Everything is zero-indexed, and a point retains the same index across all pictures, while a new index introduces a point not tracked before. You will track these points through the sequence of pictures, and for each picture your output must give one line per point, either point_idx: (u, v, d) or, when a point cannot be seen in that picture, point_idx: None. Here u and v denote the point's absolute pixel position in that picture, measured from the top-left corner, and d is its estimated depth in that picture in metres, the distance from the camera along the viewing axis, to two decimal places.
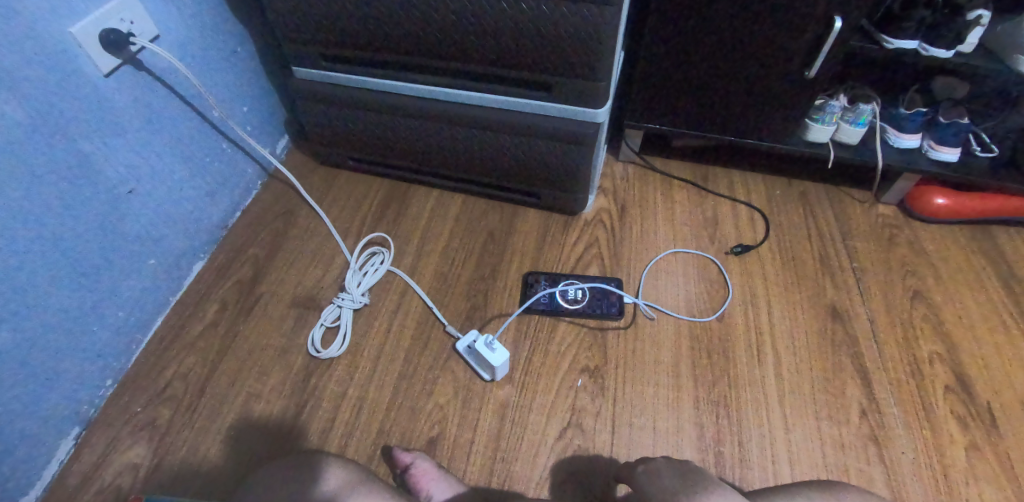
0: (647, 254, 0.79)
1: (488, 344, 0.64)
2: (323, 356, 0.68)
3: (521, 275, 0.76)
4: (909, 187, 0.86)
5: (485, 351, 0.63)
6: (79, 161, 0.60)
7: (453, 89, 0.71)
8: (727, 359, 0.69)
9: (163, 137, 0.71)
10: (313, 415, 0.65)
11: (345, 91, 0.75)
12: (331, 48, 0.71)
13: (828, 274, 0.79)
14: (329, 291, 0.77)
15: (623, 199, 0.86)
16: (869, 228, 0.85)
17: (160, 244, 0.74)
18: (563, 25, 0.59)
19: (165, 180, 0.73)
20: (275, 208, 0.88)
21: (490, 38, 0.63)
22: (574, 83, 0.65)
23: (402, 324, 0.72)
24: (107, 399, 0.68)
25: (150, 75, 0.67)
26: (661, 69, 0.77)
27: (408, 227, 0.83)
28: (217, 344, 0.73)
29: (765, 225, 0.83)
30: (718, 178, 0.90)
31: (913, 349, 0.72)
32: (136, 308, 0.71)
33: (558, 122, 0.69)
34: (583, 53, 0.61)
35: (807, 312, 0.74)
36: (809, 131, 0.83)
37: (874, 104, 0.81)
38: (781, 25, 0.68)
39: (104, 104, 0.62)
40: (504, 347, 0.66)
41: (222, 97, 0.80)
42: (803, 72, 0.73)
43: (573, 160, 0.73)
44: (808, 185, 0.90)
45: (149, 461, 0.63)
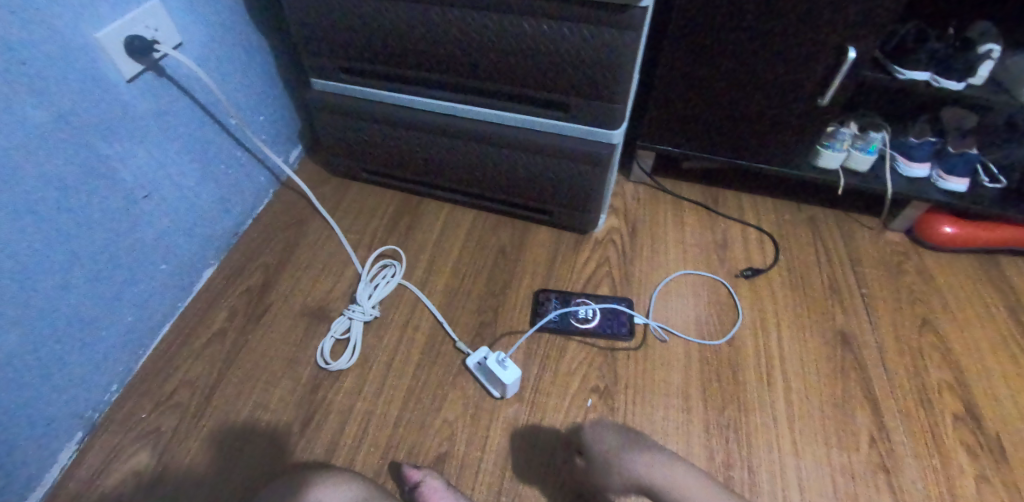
0: (658, 274, 0.79)
1: (499, 361, 0.64)
2: (332, 368, 0.68)
3: (532, 292, 0.76)
4: (917, 215, 0.86)
5: (496, 368, 0.63)
6: (97, 166, 0.61)
7: (471, 106, 0.71)
8: (737, 383, 0.68)
9: (181, 143, 0.72)
10: (320, 427, 0.65)
11: (362, 103, 0.76)
12: (351, 62, 0.72)
13: (837, 300, 0.79)
14: (340, 302, 0.77)
15: (634, 219, 0.87)
16: (878, 255, 0.85)
17: (173, 249, 0.74)
18: (584, 46, 0.60)
19: (181, 186, 0.73)
20: (287, 218, 0.88)
21: (510, 56, 0.64)
22: (591, 104, 0.66)
23: (411, 337, 0.71)
24: (112, 404, 0.68)
25: (171, 81, 0.68)
26: (675, 94, 0.78)
27: (420, 240, 0.83)
28: (225, 352, 0.72)
29: (775, 249, 0.84)
30: (728, 201, 0.91)
31: (921, 377, 0.72)
32: (146, 312, 0.71)
33: (573, 141, 0.70)
34: (601, 74, 0.62)
35: (817, 338, 0.74)
36: (819, 157, 0.83)
37: (883, 133, 0.83)
38: (795, 53, 0.69)
39: (125, 109, 0.63)
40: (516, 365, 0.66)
41: (241, 106, 0.81)
42: (817, 99, 0.74)
43: (586, 179, 0.73)
44: (817, 210, 0.91)
45: (153, 470, 0.63)
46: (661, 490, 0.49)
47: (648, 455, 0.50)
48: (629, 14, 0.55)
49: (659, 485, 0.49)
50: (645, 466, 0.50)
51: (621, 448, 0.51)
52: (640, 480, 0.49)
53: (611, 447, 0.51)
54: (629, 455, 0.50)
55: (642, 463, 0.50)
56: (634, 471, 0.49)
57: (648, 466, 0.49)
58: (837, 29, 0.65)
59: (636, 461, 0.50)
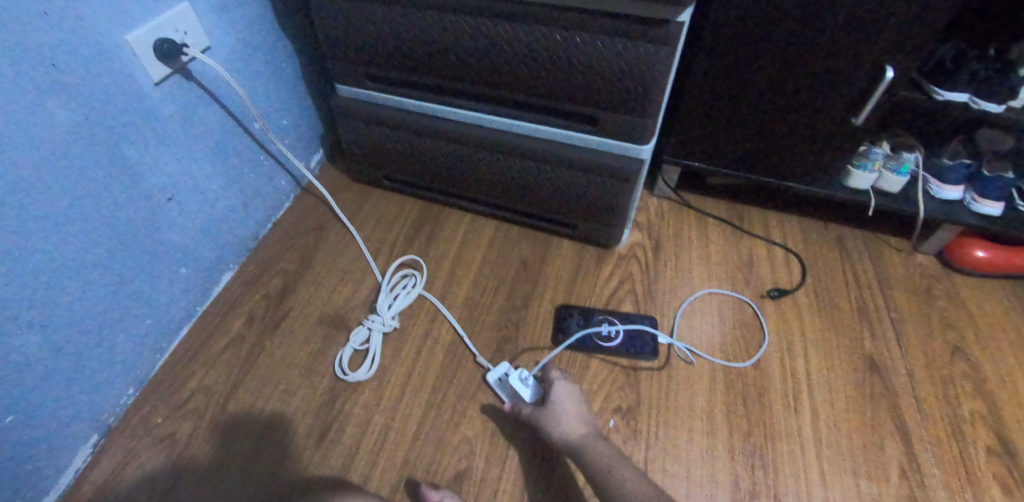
0: (682, 292, 0.78)
1: (522, 379, 0.63)
2: (350, 379, 0.67)
3: (553, 307, 0.75)
4: (948, 238, 0.84)
5: (518, 386, 0.63)
6: (122, 169, 0.60)
7: (498, 117, 0.70)
8: (762, 407, 0.67)
9: (206, 146, 0.71)
10: (336, 439, 0.64)
11: (388, 111, 0.75)
12: (378, 69, 0.71)
13: (865, 323, 0.77)
14: (358, 311, 0.76)
15: (658, 234, 0.85)
16: (908, 278, 0.83)
17: (193, 253, 0.73)
18: (618, 60, 0.59)
19: (203, 190, 0.73)
20: (307, 223, 0.88)
21: (541, 68, 0.63)
22: (622, 118, 0.64)
23: (431, 350, 0.71)
24: (128, 408, 0.67)
25: (198, 85, 0.68)
26: (705, 109, 0.77)
27: (441, 250, 0.83)
28: (242, 358, 0.72)
29: (801, 270, 0.82)
30: (753, 218, 0.89)
31: (953, 407, 0.69)
32: (165, 316, 0.71)
33: (601, 156, 0.69)
34: (633, 89, 0.61)
35: (845, 363, 0.72)
36: (850, 176, 0.82)
37: (917, 154, 0.82)
38: (831, 71, 0.67)
39: (152, 112, 0.62)
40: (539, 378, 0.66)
41: (266, 110, 0.80)
42: (850, 118, 0.72)
43: (613, 194, 0.72)
44: (845, 230, 0.89)
45: (168, 476, 0.62)
46: (567, 443, 0.55)
47: (574, 416, 0.57)
48: (666, 28, 0.54)
49: (568, 438, 0.55)
50: (564, 422, 0.57)
51: (557, 399, 0.59)
52: (555, 427, 0.57)
53: (549, 397, 0.59)
54: (557, 407, 0.58)
55: (564, 417, 0.57)
56: (555, 419, 0.57)
57: (568, 419, 0.57)
58: (875, 48, 0.63)
59: (560, 414, 0.57)
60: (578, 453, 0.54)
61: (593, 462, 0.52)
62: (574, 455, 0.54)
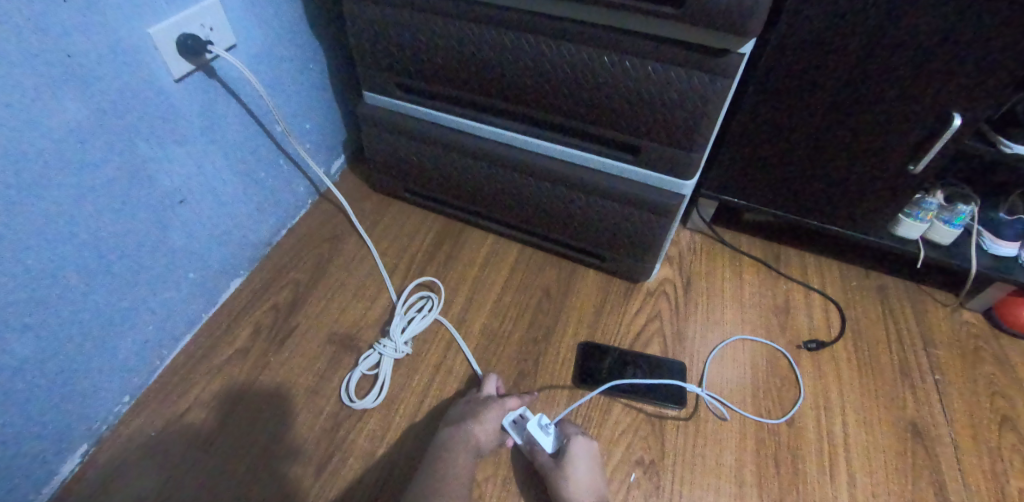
0: (712, 337, 0.74)
1: (542, 426, 0.59)
2: (357, 406, 0.64)
3: (576, 343, 0.71)
4: (999, 296, 0.78)
5: (538, 434, 0.58)
6: (134, 168, 0.57)
7: (532, 138, 0.66)
8: (794, 471, 0.62)
9: (223, 148, 0.68)
10: (338, 471, 0.60)
11: (415, 123, 0.72)
12: (409, 80, 0.68)
13: (908, 384, 0.71)
14: (371, 332, 0.73)
15: (688, 271, 0.82)
16: (954, 336, 0.78)
17: (203, 257, 0.70)
18: (668, 90, 0.54)
19: (217, 192, 0.69)
20: (323, 232, 0.84)
21: (583, 93, 0.58)
22: (666, 151, 0.59)
23: (444, 381, 0.67)
24: (122, 417, 0.64)
25: (221, 84, 0.65)
26: (751, 143, 0.73)
27: (461, 272, 0.79)
28: (245, 372, 0.68)
29: (839, 320, 0.77)
30: (790, 260, 0.85)
31: (1003, 484, 0.63)
32: (167, 322, 0.67)
33: (640, 188, 0.64)
34: (682, 121, 0.56)
35: (884, 426, 0.67)
36: (899, 225, 0.77)
37: (973, 205, 0.74)
38: (894, 114, 0.63)
39: (169, 109, 0.59)
40: (559, 423, 0.61)
41: (289, 112, 0.77)
42: (908, 166, 0.67)
43: (648, 229, 0.68)
44: (887, 280, 0.84)
45: (156, 496, 0.58)
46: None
47: (588, 487, 0.55)
48: (726, 59, 0.50)
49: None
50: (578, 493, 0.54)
51: (575, 466, 0.55)
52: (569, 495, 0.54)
53: (567, 462, 0.56)
54: (573, 474, 0.55)
55: (578, 489, 0.54)
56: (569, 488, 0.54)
57: (582, 490, 0.54)
58: (945, 93, 0.58)
59: (576, 484, 0.54)
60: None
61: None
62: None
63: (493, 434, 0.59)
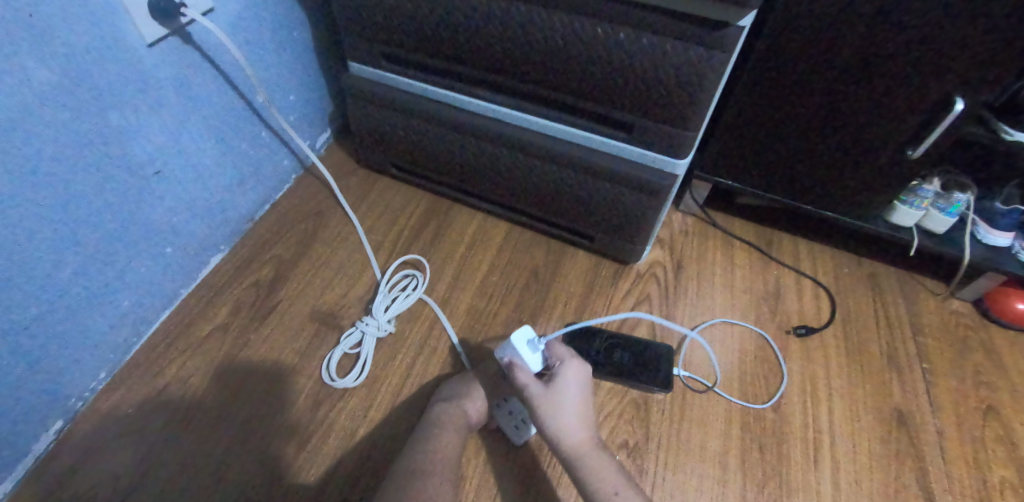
0: (700, 321, 0.73)
1: (531, 342, 0.57)
2: (338, 385, 0.63)
3: (563, 324, 0.70)
4: (990, 287, 0.77)
5: (524, 348, 0.57)
6: (106, 136, 0.54)
7: (523, 114, 0.64)
8: (777, 457, 0.62)
9: (201, 117, 0.65)
10: (318, 450, 0.59)
11: (402, 95, 0.69)
12: (397, 50, 0.65)
13: (895, 372, 0.71)
14: (353, 310, 0.71)
15: (679, 254, 0.81)
16: (944, 325, 0.77)
17: (181, 231, 0.68)
18: (664, 64, 0.52)
19: (195, 164, 0.67)
20: (307, 208, 0.82)
21: (575, 65, 0.56)
22: (660, 128, 0.57)
23: (428, 361, 0.66)
24: (98, 393, 0.62)
25: (197, 50, 0.62)
26: (746, 124, 0.71)
27: (447, 251, 0.78)
28: (225, 349, 0.67)
29: (829, 307, 0.77)
30: (783, 245, 0.84)
31: (985, 473, 0.63)
32: (144, 296, 0.65)
33: (632, 167, 0.62)
34: (677, 98, 0.54)
35: (870, 413, 0.67)
36: (894, 212, 0.76)
37: (970, 194, 0.74)
38: (895, 96, 0.61)
39: (142, 75, 0.56)
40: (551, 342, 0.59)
41: (271, 82, 0.74)
42: (906, 150, 0.66)
43: (639, 210, 0.66)
44: (878, 267, 0.83)
45: (133, 474, 0.57)
46: (562, 444, 0.51)
47: (574, 416, 0.53)
48: (725, 33, 0.47)
49: (565, 440, 0.51)
50: (564, 422, 0.52)
51: (564, 395, 0.53)
52: (555, 424, 0.52)
53: (554, 389, 0.54)
54: (560, 402, 0.53)
55: (564, 418, 0.52)
56: (555, 416, 0.52)
57: (570, 410, 0.53)
58: (949, 76, 0.56)
59: (563, 410, 0.52)
60: (573, 461, 0.50)
61: (588, 477, 0.49)
62: (568, 461, 0.51)
63: (484, 414, 0.58)
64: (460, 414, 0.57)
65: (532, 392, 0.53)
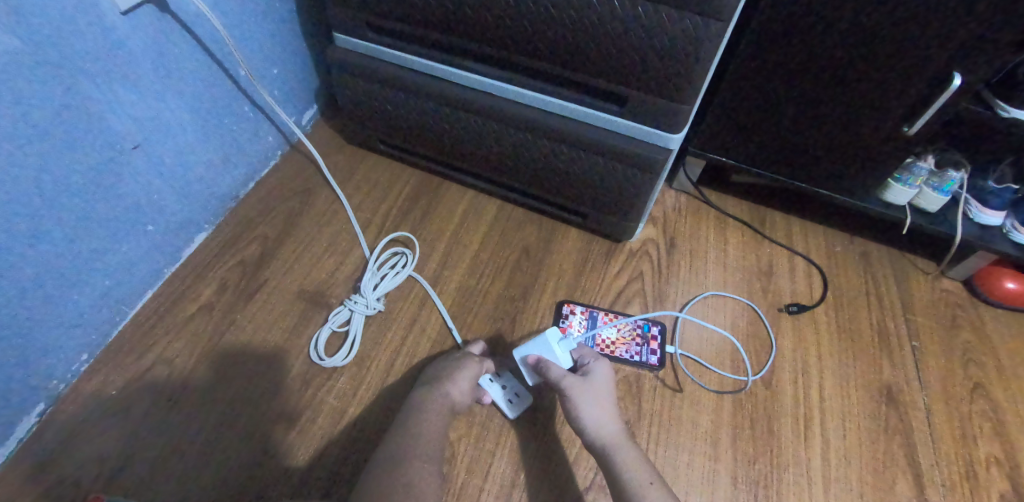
0: (693, 299, 0.72)
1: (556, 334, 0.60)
2: (326, 364, 0.62)
3: (555, 302, 0.70)
4: (981, 266, 0.77)
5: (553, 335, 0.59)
6: (81, 109, 0.52)
7: (513, 86, 0.62)
8: (768, 432, 0.62)
9: (181, 91, 0.63)
10: (308, 429, 0.59)
11: (390, 69, 0.67)
12: (384, 21, 0.63)
13: (885, 348, 0.71)
14: (341, 288, 0.70)
15: (672, 232, 0.80)
16: (934, 303, 0.77)
17: (162, 209, 0.66)
18: (658, 33, 0.50)
19: (176, 140, 0.64)
20: (293, 185, 0.80)
21: (568, 36, 0.54)
22: (653, 101, 0.56)
23: (417, 338, 0.66)
24: (81, 375, 0.61)
25: (175, 19, 0.59)
26: (742, 100, 0.69)
27: (437, 229, 0.76)
28: (210, 329, 0.65)
29: (822, 285, 0.76)
30: (776, 224, 0.83)
31: (971, 448, 0.64)
32: (126, 277, 0.63)
33: (625, 141, 0.61)
34: (671, 70, 0.52)
35: (860, 390, 0.67)
36: (888, 191, 0.75)
37: (963, 172, 0.73)
38: (891, 71, 0.59)
39: (116, 45, 0.53)
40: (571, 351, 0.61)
41: (253, 55, 0.71)
42: (901, 128, 0.65)
43: (632, 185, 0.65)
44: (870, 245, 0.83)
45: (118, 455, 0.56)
46: (597, 436, 0.52)
47: (608, 411, 0.53)
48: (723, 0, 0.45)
49: (601, 431, 0.52)
50: (599, 415, 0.53)
51: (598, 387, 0.55)
52: (592, 414, 0.52)
53: (590, 383, 0.55)
54: (595, 395, 0.54)
55: (599, 411, 0.53)
56: (591, 408, 0.53)
57: (603, 405, 0.54)
58: (947, 50, 0.55)
59: (598, 404, 0.53)
60: (614, 452, 0.50)
61: (623, 467, 0.49)
62: (602, 452, 0.51)
63: (469, 394, 0.58)
64: (438, 392, 0.56)
65: (567, 384, 0.54)
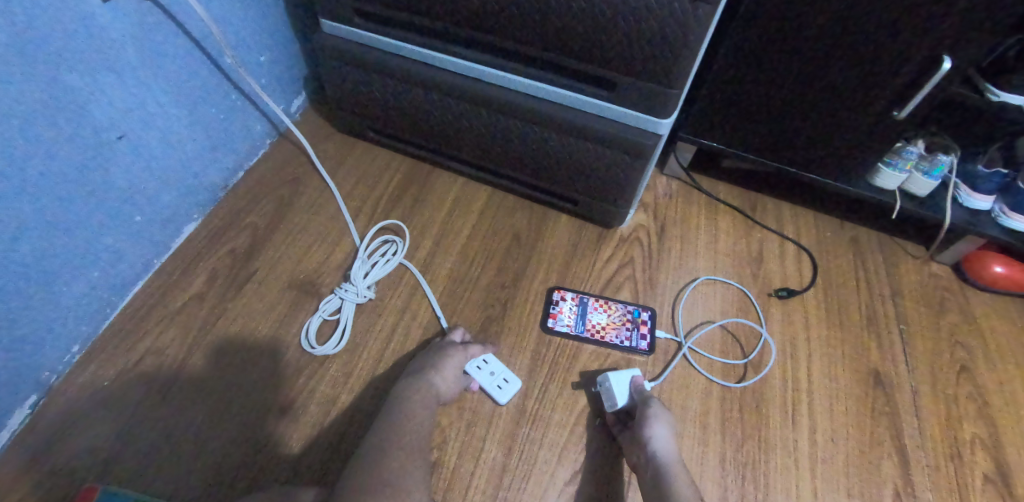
0: (683, 284, 0.73)
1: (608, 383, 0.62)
2: (317, 352, 0.62)
3: (545, 288, 0.70)
4: (969, 250, 0.78)
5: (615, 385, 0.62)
6: (63, 99, 0.51)
7: (503, 72, 0.62)
8: (756, 415, 0.63)
9: (167, 80, 0.62)
10: (300, 417, 0.59)
11: (378, 56, 0.66)
12: (371, 6, 0.62)
13: (873, 332, 0.72)
14: (332, 277, 0.70)
15: (663, 218, 0.80)
16: (922, 287, 0.78)
17: (149, 200, 0.65)
18: (648, 18, 0.50)
19: (162, 129, 0.63)
20: (283, 174, 0.80)
21: (557, 21, 0.54)
22: (642, 86, 0.56)
23: (408, 326, 0.66)
24: (73, 367, 0.60)
25: (158, 6, 0.57)
26: (733, 85, 0.69)
27: (428, 216, 0.76)
28: (201, 319, 0.65)
29: (811, 269, 0.77)
30: (766, 209, 0.83)
31: (956, 429, 0.65)
32: (116, 268, 0.63)
33: (615, 127, 0.61)
34: (660, 55, 0.52)
35: (848, 373, 0.68)
36: (878, 175, 0.75)
37: (953, 156, 0.74)
38: (881, 56, 0.59)
39: (97, 34, 0.52)
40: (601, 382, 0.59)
41: (239, 43, 0.70)
42: (892, 111, 0.64)
43: (622, 172, 0.65)
44: (860, 230, 0.84)
45: (111, 446, 0.56)
46: (661, 453, 0.53)
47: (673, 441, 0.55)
48: None
49: (667, 451, 0.53)
50: (667, 438, 0.54)
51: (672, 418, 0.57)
52: (663, 434, 0.54)
53: (667, 412, 0.57)
54: (670, 423, 0.56)
55: (667, 434, 0.54)
56: (666, 430, 0.54)
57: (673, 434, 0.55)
58: (938, 32, 0.55)
59: (669, 430, 0.55)
60: (674, 472, 0.51)
61: (678, 483, 0.50)
62: (659, 466, 0.52)
63: (455, 384, 0.58)
64: (426, 385, 0.56)
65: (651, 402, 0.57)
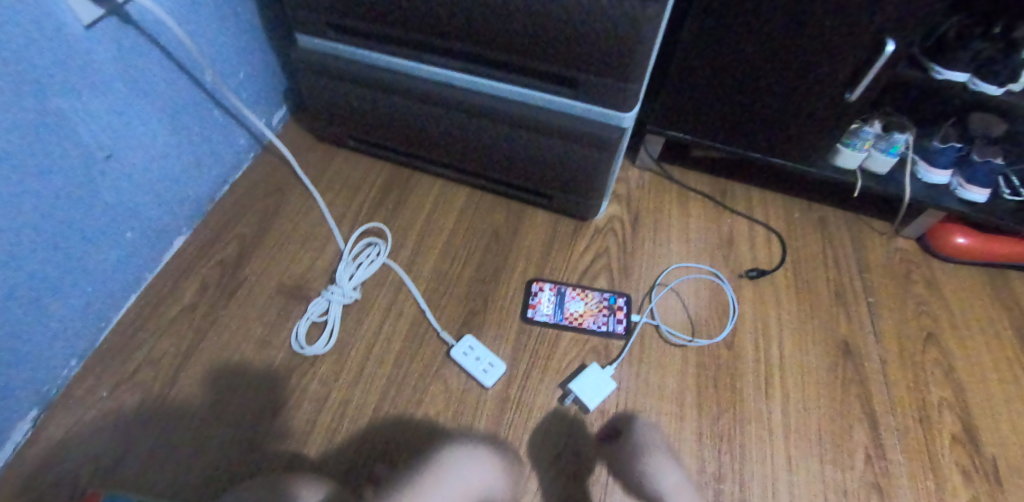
0: (657, 270, 0.76)
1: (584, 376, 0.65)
2: (307, 352, 0.65)
3: (524, 281, 0.73)
4: (932, 223, 0.81)
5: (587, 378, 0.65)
6: (52, 124, 0.53)
7: (476, 78, 0.65)
8: (731, 390, 0.66)
9: (150, 100, 0.64)
10: (294, 415, 0.62)
11: (352, 66, 0.69)
12: (342, 19, 0.64)
13: (841, 305, 0.75)
14: (318, 281, 0.73)
15: (636, 208, 0.83)
16: (888, 261, 0.81)
17: (138, 216, 0.67)
18: (602, 18, 0.53)
19: (147, 148, 0.66)
20: (268, 185, 0.82)
21: (518, 25, 0.57)
22: (602, 83, 0.59)
23: (394, 323, 0.69)
24: (71, 380, 0.63)
25: (138, 30, 0.60)
26: (695, 77, 0.72)
27: (409, 218, 0.79)
28: (194, 328, 0.68)
29: (781, 250, 0.80)
30: (736, 194, 0.87)
31: (923, 394, 0.68)
32: (109, 283, 0.65)
33: (580, 122, 0.64)
34: (617, 53, 0.55)
35: (818, 346, 0.71)
36: (839, 156, 0.79)
37: (908, 134, 0.77)
38: (829, 43, 0.63)
39: (82, 60, 0.55)
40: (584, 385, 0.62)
41: (219, 61, 0.73)
42: (844, 94, 0.68)
43: (590, 165, 0.68)
44: (827, 209, 0.87)
45: (113, 453, 0.59)
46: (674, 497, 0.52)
47: (674, 470, 0.54)
48: None
49: (675, 489, 0.52)
50: (665, 471, 0.54)
51: (654, 441, 0.56)
52: (660, 473, 0.53)
53: (645, 437, 0.56)
54: (658, 451, 0.55)
55: (665, 472, 0.54)
56: (661, 455, 0.55)
57: (666, 461, 0.55)
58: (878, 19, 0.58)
59: (660, 460, 0.54)
60: None
61: None
62: None
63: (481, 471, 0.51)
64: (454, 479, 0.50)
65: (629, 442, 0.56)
